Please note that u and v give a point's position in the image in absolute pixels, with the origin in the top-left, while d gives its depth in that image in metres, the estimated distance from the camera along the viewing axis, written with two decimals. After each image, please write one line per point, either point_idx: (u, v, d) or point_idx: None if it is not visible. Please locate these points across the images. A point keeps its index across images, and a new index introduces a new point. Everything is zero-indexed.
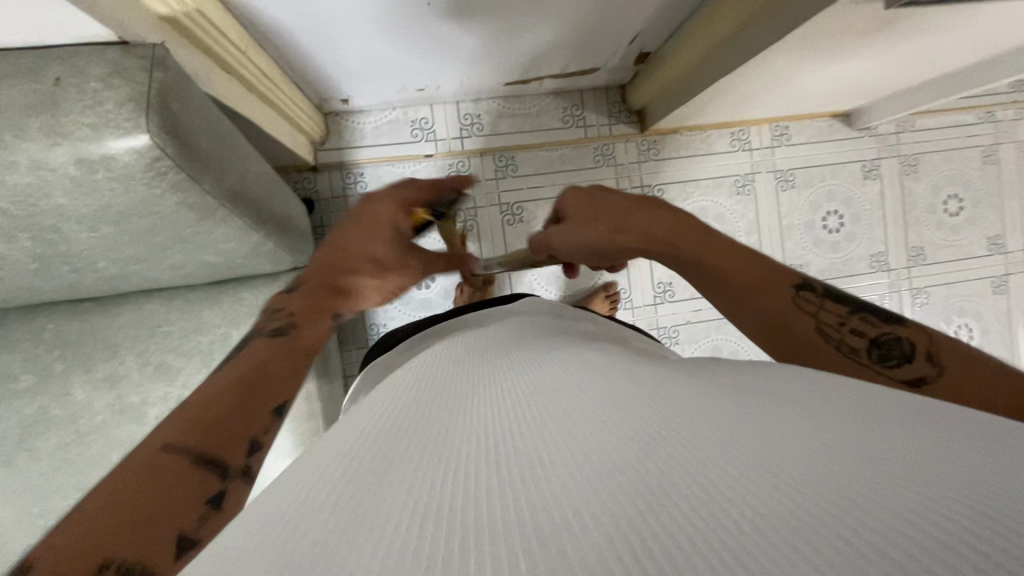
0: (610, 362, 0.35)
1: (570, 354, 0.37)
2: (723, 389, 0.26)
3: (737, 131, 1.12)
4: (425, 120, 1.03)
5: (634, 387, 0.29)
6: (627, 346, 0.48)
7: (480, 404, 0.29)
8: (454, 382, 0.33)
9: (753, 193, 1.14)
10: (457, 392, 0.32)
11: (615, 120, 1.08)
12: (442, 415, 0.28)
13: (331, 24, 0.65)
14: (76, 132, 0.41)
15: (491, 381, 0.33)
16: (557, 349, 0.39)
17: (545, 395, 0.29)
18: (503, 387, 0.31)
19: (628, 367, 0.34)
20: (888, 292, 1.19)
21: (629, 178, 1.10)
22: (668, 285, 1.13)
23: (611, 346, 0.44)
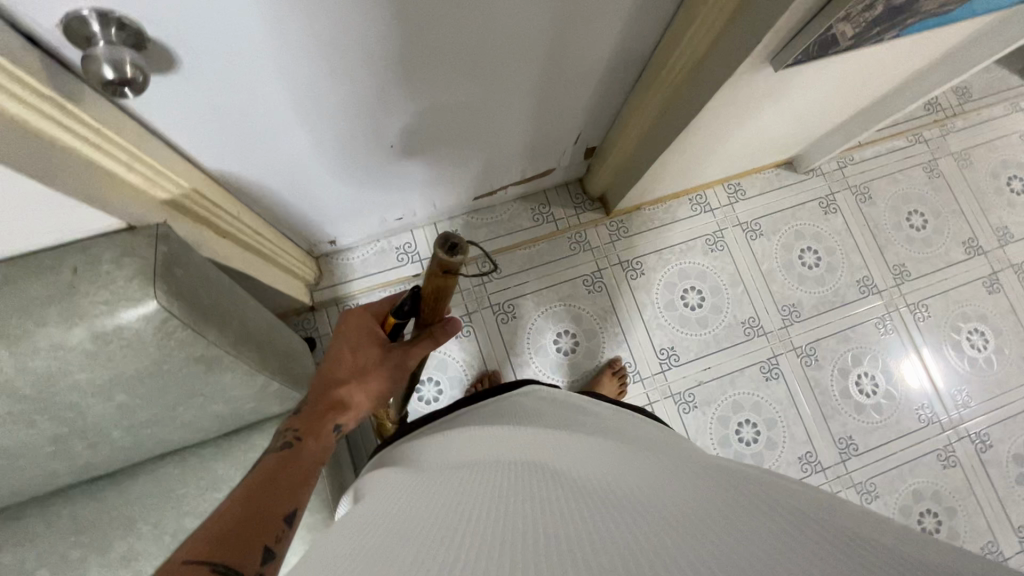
0: (629, 484, 0.35)
1: (591, 476, 0.37)
2: (759, 543, 0.25)
3: (694, 197, 1.21)
4: (408, 245, 1.11)
5: (648, 515, 0.29)
6: (632, 436, 0.49)
7: (500, 541, 0.29)
8: (477, 508, 0.33)
9: (726, 247, 1.19)
10: (477, 516, 0.32)
11: (581, 209, 1.17)
12: (466, 554, 0.28)
13: (309, 176, 0.73)
14: (92, 311, 0.46)
15: (511, 485, 0.36)
16: (578, 468, 0.38)
17: (560, 506, 0.32)
18: (527, 518, 0.31)
19: (648, 482, 0.35)
20: (886, 313, 1.20)
21: (607, 258, 1.16)
22: (671, 349, 1.14)
23: (625, 447, 0.44)
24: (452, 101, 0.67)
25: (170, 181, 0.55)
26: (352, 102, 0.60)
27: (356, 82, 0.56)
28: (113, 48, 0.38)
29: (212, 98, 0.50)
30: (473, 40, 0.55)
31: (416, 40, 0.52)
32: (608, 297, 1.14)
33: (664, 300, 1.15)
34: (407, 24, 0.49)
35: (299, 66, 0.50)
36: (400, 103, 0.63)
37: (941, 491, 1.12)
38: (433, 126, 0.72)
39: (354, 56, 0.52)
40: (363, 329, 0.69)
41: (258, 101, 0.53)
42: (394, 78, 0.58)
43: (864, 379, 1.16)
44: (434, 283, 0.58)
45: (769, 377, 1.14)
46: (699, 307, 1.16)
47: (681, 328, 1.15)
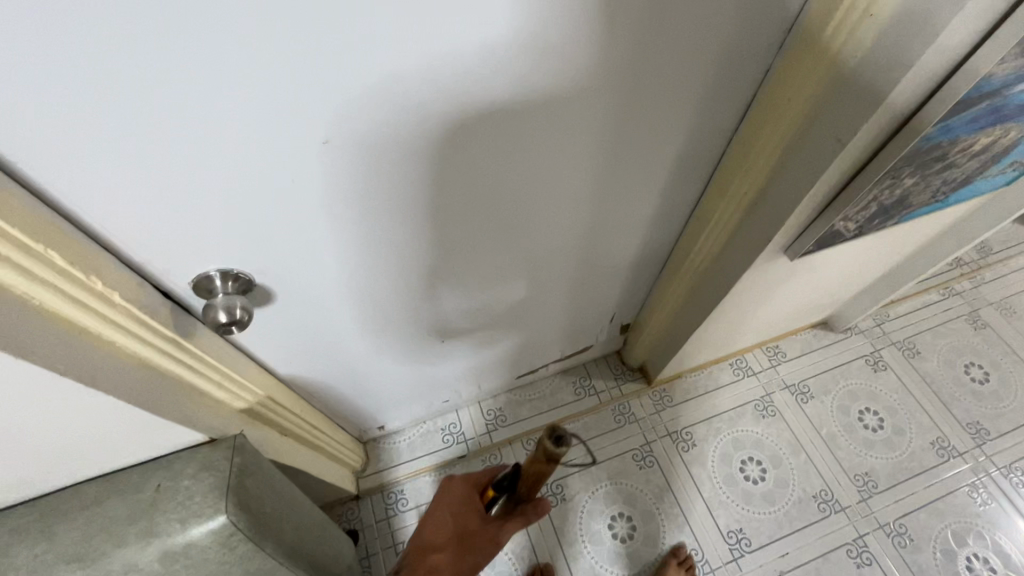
0: None
1: None
2: None
3: (734, 361, 1.21)
4: (453, 424, 1.12)
5: None
6: None
7: None
8: None
9: (777, 412, 1.15)
10: None
11: (622, 380, 1.18)
12: None
13: (365, 369, 0.79)
14: (166, 528, 0.48)
15: None
16: None
17: None
18: None
19: None
20: (977, 478, 1.08)
21: (654, 429, 1.13)
22: (740, 532, 1.03)
23: None
24: (484, 296, 0.73)
25: (247, 390, 0.61)
26: (409, 305, 0.68)
27: (413, 291, 0.65)
28: (229, 297, 0.48)
29: (294, 317, 0.59)
30: (501, 245, 0.62)
31: (447, 230, 0.56)
32: (661, 472, 1.09)
33: (722, 473, 1.09)
34: (440, 218, 0.54)
35: (367, 285, 0.59)
36: (443, 295, 0.68)
37: None
38: (477, 314, 0.78)
39: (408, 266, 0.59)
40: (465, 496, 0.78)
41: (329, 313, 0.61)
42: (439, 275, 0.63)
43: (976, 563, 1.00)
44: (535, 467, 0.60)
45: (861, 563, 1.00)
46: (762, 480, 1.08)
47: (747, 506, 1.05)
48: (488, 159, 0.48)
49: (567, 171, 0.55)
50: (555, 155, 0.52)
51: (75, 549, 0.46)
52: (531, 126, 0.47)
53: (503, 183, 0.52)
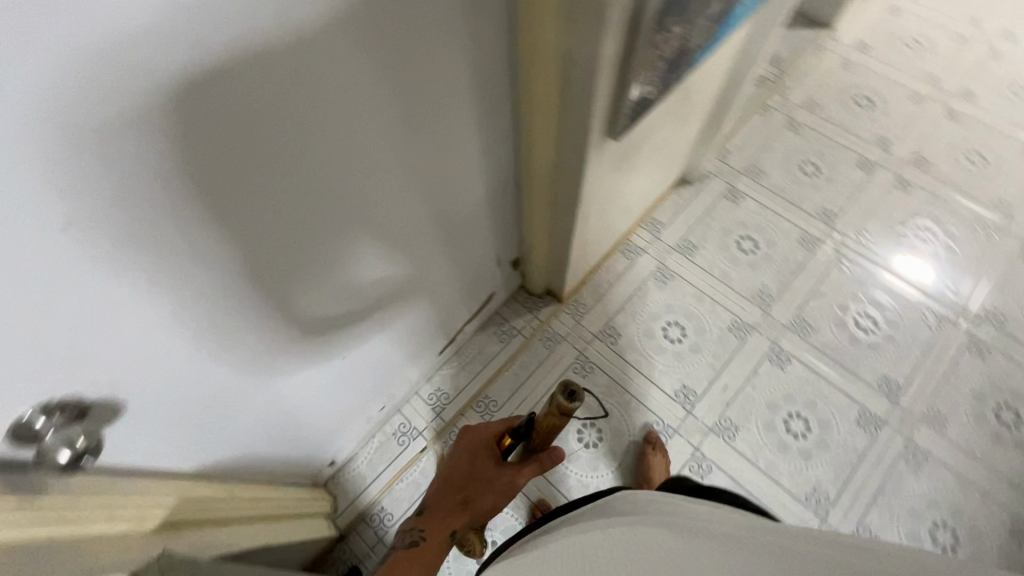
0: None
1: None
2: None
3: (623, 248, 1.29)
4: (402, 424, 1.10)
5: None
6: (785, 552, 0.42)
7: None
8: None
9: (675, 274, 1.25)
10: None
11: (537, 309, 1.22)
12: None
13: (275, 421, 0.74)
14: None
15: None
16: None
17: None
18: None
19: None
20: (840, 254, 1.26)
21: (581, 338, 1.19)
22: (685, 387, 1.13)
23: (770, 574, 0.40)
24: (309, 293, 0.61)
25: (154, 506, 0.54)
26: (283, 343, 0.63)
27: (279, 325, 0.60)
28: (59, 433, 0.41)
29: (160, 409, 0.52)
30: (301, 213, 0.50)
31: (256, 225, 0.46)
32: (602, 371, 1.15)
33: (652, 347, 1.17)
34: (240, 216, 0.44)
35: (223, 342, 0.55)
36: (297, 299, 0.59)
37: (995, 382, 1.11)
38: (349, 308, 0.71)
39: (235, 289, 0.50)
40: (481, 446, 0.76)
41: (191, 388, 0.55)
42: (274, 283, 0.54)
43: (862, 320, 1.18)
44: (548, 421, 0.62)
45: (782, 363, 1.14)
46: (684, 337, 1.18)
47: (682, 363, 1.15)
48: (260, 123, 0.40)
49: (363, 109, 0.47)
50: (339, 92, 0.44)
51: None
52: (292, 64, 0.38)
53: (296, 138, 0.44)
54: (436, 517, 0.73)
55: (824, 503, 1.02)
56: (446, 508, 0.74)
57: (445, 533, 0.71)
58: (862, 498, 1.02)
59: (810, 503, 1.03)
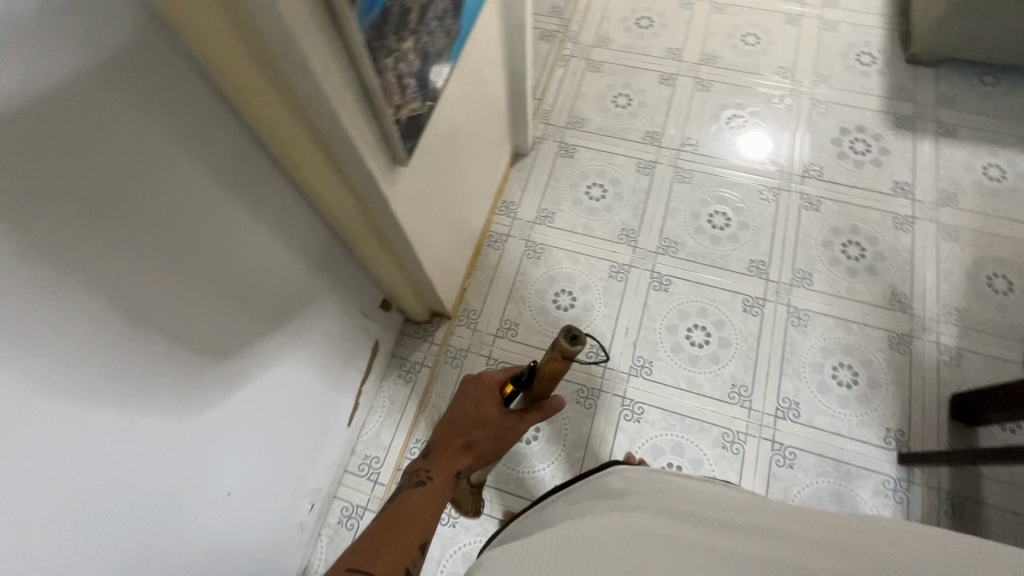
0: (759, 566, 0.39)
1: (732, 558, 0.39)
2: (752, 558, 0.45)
3: (489, 241, 1.28)
4: (345, 508, 1.04)
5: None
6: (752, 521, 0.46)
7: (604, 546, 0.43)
8: None
9: (544, 245, 1.27)
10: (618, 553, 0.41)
11: (431, 335, 1.19)
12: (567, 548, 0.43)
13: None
14: None
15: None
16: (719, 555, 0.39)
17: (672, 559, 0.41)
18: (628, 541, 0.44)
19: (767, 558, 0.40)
20: (676, 167, 1.34)
21: (483, 342, 1.18)
22: (593, 345, 1.16)
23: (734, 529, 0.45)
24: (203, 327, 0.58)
25: None
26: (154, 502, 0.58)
27: (152, 458, 0.56)
28: None
29: None
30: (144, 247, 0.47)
31: (109, 269, 0.45)
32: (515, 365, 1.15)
33: (551, 322, 1.19)
34: (86, 267, 0.43)
35: (96, 516, 0.50)
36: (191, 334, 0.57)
37: (835, 226, 1.24)
38: (245, 357, 0.69)
39: (115, 355, 0.48)
40: (486, 390, 0.71)
41: (104, 530, 0.51)
42: (143, 352, 0.51)
43: (715, 219, 1.27)
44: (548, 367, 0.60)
45: (665, 286, 1.21)
46: (575, 300, 1.21)
47: (582, 324, 1.18)
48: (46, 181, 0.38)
49: (152, 137, 0.46)
50: (110, 117, 0.42)
51: None
52: (48, 108, 0.37)
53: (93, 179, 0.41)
54: (441, 458, 0.67)
55: (745, 393, 1.10)
56: (453, 448, 0.68)
57: (449, 475, 0.65)
58: (772, 373, 1.11)
59: (734, 398, 1.10)
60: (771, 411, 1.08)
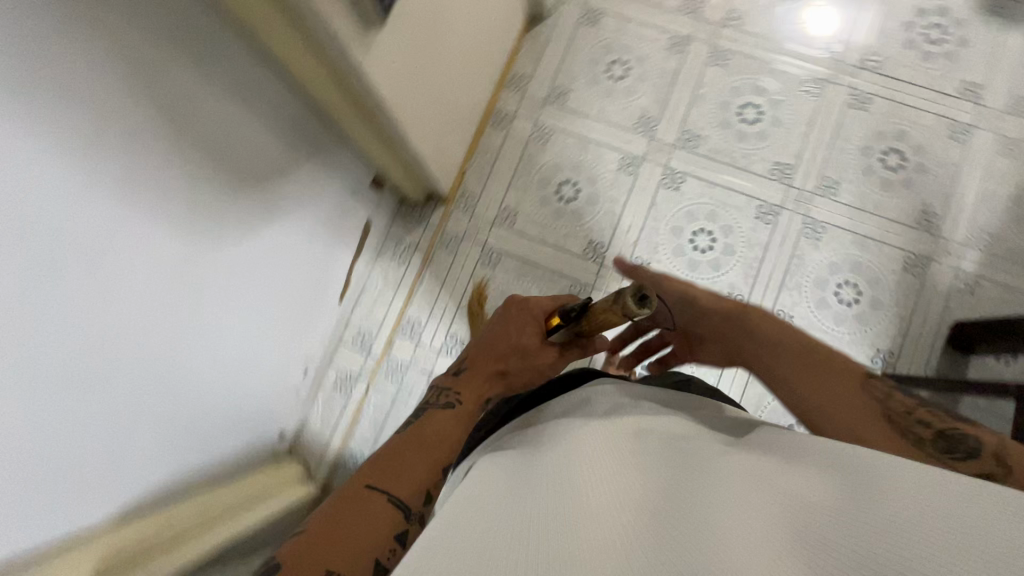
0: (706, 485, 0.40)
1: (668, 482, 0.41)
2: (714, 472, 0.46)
3: (493, 120, 1.19)
4: (339, 374, 1.11)
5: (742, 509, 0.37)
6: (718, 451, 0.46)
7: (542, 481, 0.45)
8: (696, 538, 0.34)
9: (553, 129, 1.17)
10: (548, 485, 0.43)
11: (427, 218, 1.15)
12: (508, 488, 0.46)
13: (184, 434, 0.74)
14: None
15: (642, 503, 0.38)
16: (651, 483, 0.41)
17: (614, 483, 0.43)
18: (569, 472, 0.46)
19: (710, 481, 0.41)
20: (713, 46, 1.17)
21: (480, 229, 1.15)
22: (591, 242, 1.13)
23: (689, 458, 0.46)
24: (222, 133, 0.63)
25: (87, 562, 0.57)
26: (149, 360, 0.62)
27: (157, 304, 0.60)
28: None
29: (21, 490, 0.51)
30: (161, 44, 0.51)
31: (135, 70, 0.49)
32: (510, 255, 1.14)
33: (551, 213, 1.14)
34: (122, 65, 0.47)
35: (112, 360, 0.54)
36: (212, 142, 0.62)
37: (879, 132, 1.11)
38: (229, 205, 0.69)
39: (143, 167, 0.53)
40: (532, 317, 0.68)
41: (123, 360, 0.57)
42: (171, 160, 0.57)
43: (746, 112, 1.14)
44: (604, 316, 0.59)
45: (677, 185, 1.13)
46: (578, 193, 1.15)
47: (583, 219, 1.13)
48: None
49: None
50: None
51: None
52: None
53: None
54: (474, 382, 0.66)
55: None
56: (486, 372, 0.66)
57: (478, 399, 0.65)
58: (772, 285, 1.08)
59: None
60: None
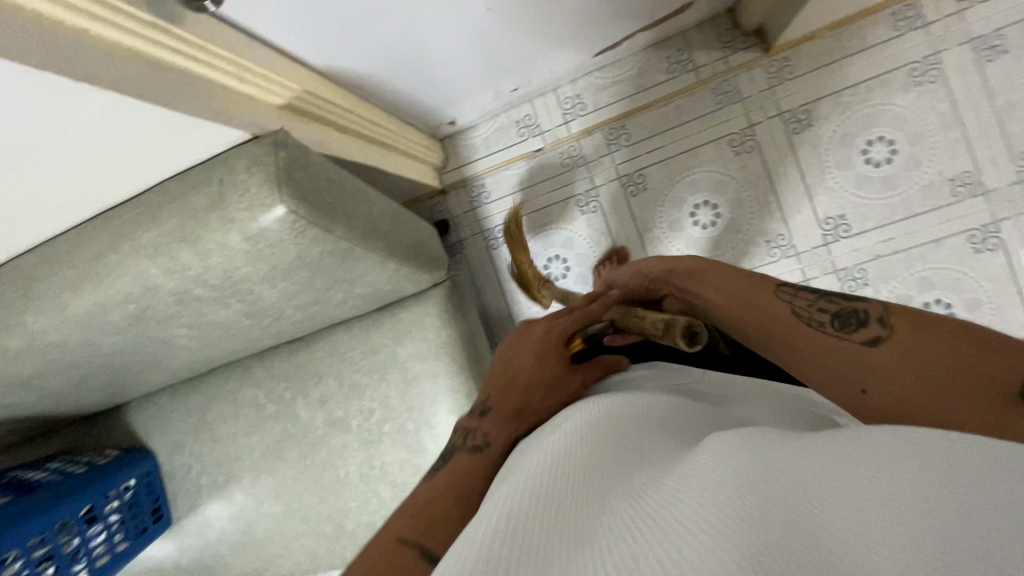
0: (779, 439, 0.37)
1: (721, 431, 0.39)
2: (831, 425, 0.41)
3: (898, 9, 0.89)
4: (528, 117, 1.04)
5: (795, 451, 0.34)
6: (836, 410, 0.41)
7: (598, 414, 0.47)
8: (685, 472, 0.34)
9: (941, 77, 0.89)
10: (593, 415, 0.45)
11: (730, 51, 0.95)
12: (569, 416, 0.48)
13: (410, 52, 0.71)
14: (238, 216, 0.52)
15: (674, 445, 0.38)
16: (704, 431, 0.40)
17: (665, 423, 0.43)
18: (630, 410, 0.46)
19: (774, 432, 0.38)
20: None
21: (762, 108, 0.96)
22: (841, 218, 0.95)
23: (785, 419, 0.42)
24: None
25: (292, 90, 0.60)
26: None
27: None
28: None
29: None
30: None
31: None
32: (760, 158, 0.97)
33: (838, 158, 0.94)
34: None
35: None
36: None
37: None
38: None
39: None
40: (547, 343, 0.58)
41: None
42: None
43: None
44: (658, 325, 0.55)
45: (980, 249, 0.90)
46: (886, 164, 0.92)
47: (859, 191, 0.94)
48: None
49: None
50: None
51: (178, 232, 0.53)
52: None
53: None
54: (491, 426, 0.53)
55: None
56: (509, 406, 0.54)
57: (509, 443, 0.52)
58: None
59: None
60: None
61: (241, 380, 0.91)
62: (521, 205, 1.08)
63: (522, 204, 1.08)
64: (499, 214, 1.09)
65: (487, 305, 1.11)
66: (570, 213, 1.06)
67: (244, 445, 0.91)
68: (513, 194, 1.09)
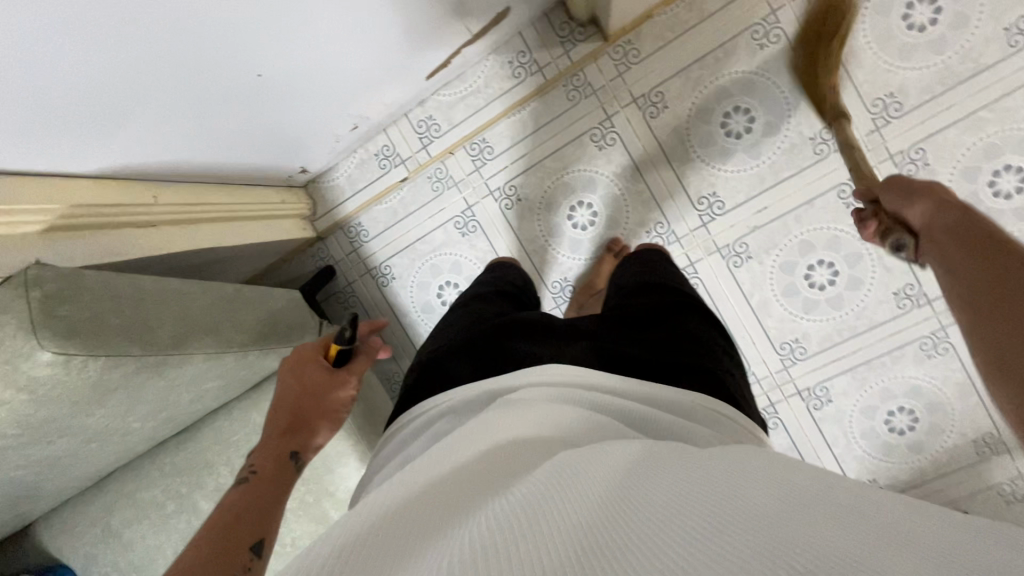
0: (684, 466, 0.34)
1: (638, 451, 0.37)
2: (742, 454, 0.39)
3: None
4: (387, 147, 1.00)
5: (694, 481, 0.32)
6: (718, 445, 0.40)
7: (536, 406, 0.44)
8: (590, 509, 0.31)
9: (782, 35, 0.86)
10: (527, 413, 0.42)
11: (571, 44, 0.91)
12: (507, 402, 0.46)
13: (202, 132, 0.66)
14: (3, 369, 0.49)
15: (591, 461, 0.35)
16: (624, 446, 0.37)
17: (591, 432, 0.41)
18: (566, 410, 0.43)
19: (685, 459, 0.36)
20: None
21: (616, 98, 0.93)
22: (714, 195, 0.93)
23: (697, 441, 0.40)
24: None
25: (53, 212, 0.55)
26: (171, 42, 0.49)
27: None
28: None
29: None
30: None
31: None
32: (624, 148, 0.94)
33: (699, 135, 0.91)
34: None
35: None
36: None
37: None
38: None
39: None
40: (308, 356, 0.62)
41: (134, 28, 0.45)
42: None
43: (1004, 177, 0.83)
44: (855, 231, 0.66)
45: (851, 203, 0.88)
46: (746, 134, 0.90)
47: (725, 166, 0.91)
48: None
49: None
50: None
51: None
52: None
53: None
54: (268, 446, 0.57)
55: (796, 353, 0.95)
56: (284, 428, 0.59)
57: (279, 460, 0.57)
58: (841, 362, 0.94)
59: (782, 348, 0.96)
60: (800, 385, 0.96)
61: (137, 483, 0.88)
62: (401, 237, 1.05)
63: (402, 236, 1.05)
64: (382, 250, 1.06)
65: (391, 341, 1.09)
66: (451, 236, 1.03)
67: (154, 548, 0.89)
68: (392, 228, 1.05)
